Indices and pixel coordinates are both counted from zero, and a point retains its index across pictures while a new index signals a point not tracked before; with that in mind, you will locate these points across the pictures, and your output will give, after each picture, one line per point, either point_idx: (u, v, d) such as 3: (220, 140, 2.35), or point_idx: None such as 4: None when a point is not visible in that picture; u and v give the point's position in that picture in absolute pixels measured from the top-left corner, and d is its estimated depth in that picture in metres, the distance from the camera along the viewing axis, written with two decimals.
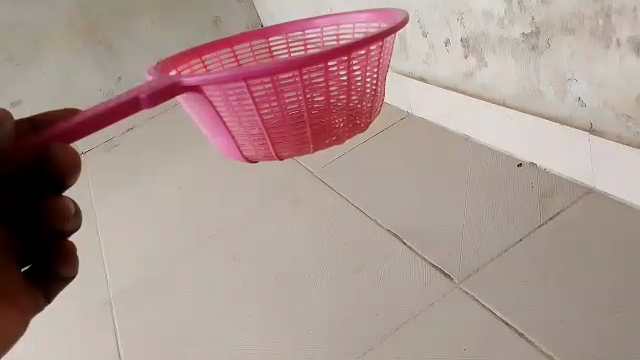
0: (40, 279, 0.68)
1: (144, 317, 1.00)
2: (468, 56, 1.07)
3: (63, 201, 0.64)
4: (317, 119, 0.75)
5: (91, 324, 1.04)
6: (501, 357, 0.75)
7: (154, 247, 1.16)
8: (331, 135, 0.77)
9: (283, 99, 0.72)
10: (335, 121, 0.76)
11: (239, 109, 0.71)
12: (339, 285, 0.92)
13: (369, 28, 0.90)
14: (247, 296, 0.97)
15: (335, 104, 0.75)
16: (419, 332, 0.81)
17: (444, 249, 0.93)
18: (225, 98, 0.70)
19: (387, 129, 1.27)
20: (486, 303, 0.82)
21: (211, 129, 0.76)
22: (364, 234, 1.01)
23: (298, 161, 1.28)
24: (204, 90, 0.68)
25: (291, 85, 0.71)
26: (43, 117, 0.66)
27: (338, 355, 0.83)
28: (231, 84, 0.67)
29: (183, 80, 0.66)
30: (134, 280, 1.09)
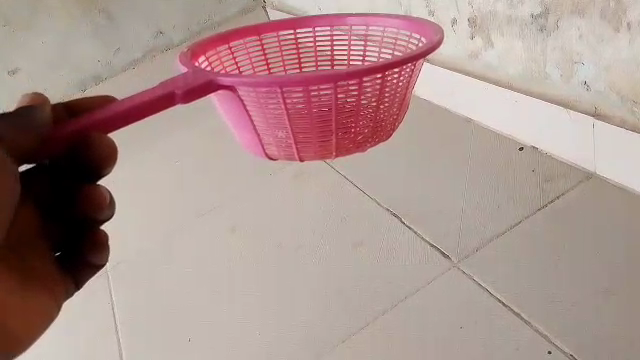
0: (69, 266, 0.68)
1: (141, 287, 1.01)
2: (475, 36, 1.05)
3: (99, 190, 0.64)
4: (343, 129, 0.73)
5: (88, 291, 1.05)
6: (497, 335, 0.76)
7: (151, 221, 1.16)
8: (355, 145, 0.75)
9: (311, 102, 0.69)
10: (359, 133, 0.74)
11: (268, 110, 0.70)
12: (337, 261, 0.93)
13: (399, 34, 0.87)
14: (244, 270, 0.97)
15: (363, 117, 0.73)
16: (414, 310, 0.82)
17: (444, 229, 0.93)
18: (257, 99, 0.68)
19: None
20: (483, 282, 0.83)
21: (238, 123, 0.74)
22: (364, 212, 1.01)
23: None
24: (238, 90, 0.67)
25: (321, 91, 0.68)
26: (78, 103, 0.65)
27: (335, 330, 0.83)
28: (265, 88, 0.66)
29: (218, 79, 0.64)
30: (131, 250, 1.10)
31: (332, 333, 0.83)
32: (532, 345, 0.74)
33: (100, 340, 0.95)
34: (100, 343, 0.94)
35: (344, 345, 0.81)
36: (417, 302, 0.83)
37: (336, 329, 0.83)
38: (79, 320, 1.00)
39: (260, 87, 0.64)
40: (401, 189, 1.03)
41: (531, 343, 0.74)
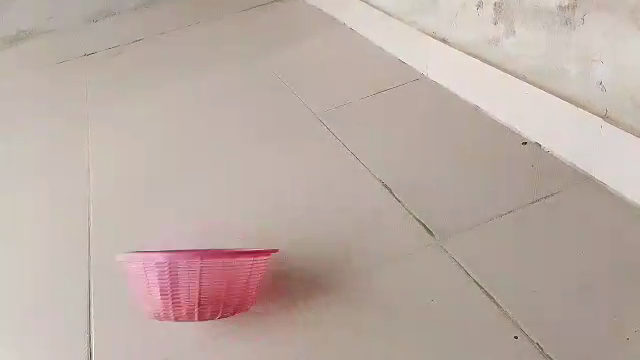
0: None
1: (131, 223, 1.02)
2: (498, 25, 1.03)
3: None
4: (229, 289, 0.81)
5: (76, 213, 1.06)
6: (466, 313, 0.78)
7: (145, 163, 1.15)
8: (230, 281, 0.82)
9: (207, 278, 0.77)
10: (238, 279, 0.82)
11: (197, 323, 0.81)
12: (324, 228, 0.94)
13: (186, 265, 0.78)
14: (232, 222, 0.98)
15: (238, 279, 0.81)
16: (391, 279, 0.85)
17: (433, 207, 0.93)
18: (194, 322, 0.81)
19: (394, 87, 1.22)
20: (462, 263, 0.84)
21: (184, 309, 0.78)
22: (356, 180, 1.02)
23: (301, 99, 1.26)
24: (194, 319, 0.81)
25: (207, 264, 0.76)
26: None
27: (311, 285, 0.86)
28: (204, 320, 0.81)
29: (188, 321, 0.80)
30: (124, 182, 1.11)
31: (311, 292, 0.86)
32: (500, 328, 0.76)
33: (86, 267, 0.95)
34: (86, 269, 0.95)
35: (318, 301, 0.84)
36: (394, 272, 0.86)
37: (314, 289, 0.86)
38: (65, 246, 1.00)
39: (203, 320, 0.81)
40: (398, 165, 1.03)
41: (496, 325, 0.76)
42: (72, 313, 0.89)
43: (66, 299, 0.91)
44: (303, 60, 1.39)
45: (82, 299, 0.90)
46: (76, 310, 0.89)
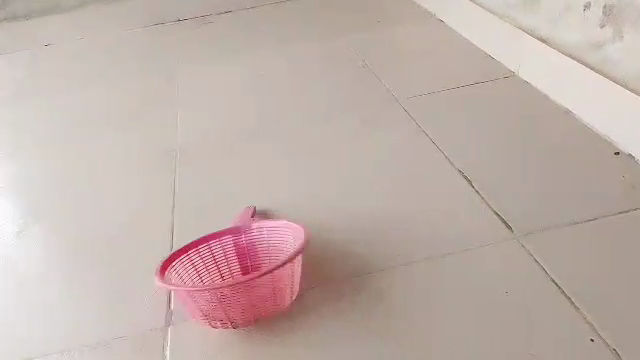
0: None
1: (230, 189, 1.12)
2: (568, 23, 1.11)
3: None
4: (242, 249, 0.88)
5: (186, 175, 1.20)
6: (541, 309, 0.75)
7: (254, 138, 1.29)
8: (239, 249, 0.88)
9: (221, 262, 0.87)
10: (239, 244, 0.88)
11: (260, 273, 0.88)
12: (406, 211, 0.97)
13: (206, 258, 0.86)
14: (320, 198, 1.05)
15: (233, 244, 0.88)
16: (465, 265, 0.84)
17: (516, 205, 0.93)
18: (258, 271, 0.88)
19: (485, 84, 1.31)
20: (541, 261, 0.82)
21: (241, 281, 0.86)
22: (442, 173, 1.05)
23: (390, 89, 1.40)
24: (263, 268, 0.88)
25: (222, 245, 0.87)
26: None
27: (384, 259, 0.88)
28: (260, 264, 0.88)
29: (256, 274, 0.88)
30: (231, 155, 1.24)
31: (381, 267, 0.87)
32: (573, 329, 0.72)
33: (173, 215, 1.08)
34: (173, 216, 1.08)
35: (387, 274, 0.85)
36: (468, 257, 0.85)
37: (386, 264, 0.87)
38: (163, 197, 1.15)
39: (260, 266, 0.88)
40: (485, 161, 1.05)
41: (573, 327, 0.72)
42: (152, 249, 1.00)
43: (149, 236, 1.03)
44: (410, 65, 1.49)
45: (165, 240, 1.02)
46: (157, 247, 1.00)
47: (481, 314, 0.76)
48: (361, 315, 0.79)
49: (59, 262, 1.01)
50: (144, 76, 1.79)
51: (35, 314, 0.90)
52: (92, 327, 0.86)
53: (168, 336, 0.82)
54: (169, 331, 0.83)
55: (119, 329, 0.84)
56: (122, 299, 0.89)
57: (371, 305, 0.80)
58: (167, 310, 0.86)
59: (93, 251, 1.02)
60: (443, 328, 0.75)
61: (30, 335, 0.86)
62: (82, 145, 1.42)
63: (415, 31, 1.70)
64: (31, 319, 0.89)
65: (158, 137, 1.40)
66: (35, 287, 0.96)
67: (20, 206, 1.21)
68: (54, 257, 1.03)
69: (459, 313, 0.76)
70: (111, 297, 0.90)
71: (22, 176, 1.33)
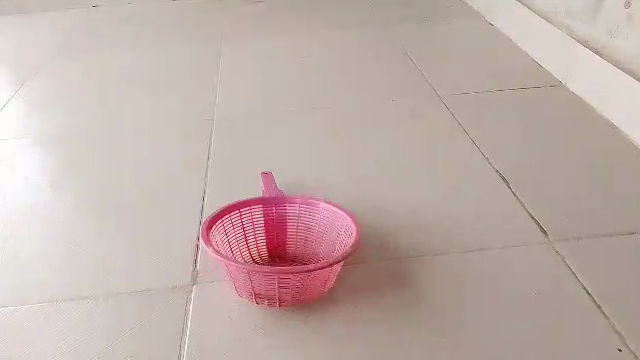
0: None
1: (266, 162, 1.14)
2: (628, 32, 1.12)
3: None
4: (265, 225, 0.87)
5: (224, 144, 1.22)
6: (569, 312, 0.74)
7: (295, 119, 1.31)
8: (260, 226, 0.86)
9: (249, 233, 0.86)
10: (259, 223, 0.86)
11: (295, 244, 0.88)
12: (441, 204, 0.97)
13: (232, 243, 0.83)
14: (355, 180, 1.06)
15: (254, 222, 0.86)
16: (496, 261, 0.83)
17: (552, 211, 0.93)
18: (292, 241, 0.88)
19: (533, 89, 1.35)
20: (573, 267, 0.81)
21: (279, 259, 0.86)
22: (479, 172, 1.05)
23: (432, 82, 1.42)
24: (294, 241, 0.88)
25: (251, 216, 0.86)
26: None
27: (414, 246, 0.88)
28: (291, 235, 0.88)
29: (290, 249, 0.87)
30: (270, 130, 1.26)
31: (412, 255, 0.87)
32: (602, 337, 0.70)
33: (208, 179, 1.09)
34: (206, 181, 1.09)
35: (416, 260, 0.85)
36: (499, 255, 0.85)
37: (417, 253, 0.87)
38: (199, 161, 1.17)
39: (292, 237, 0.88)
40: (525, 167, 1.05)
41: (601, 334, 0.71)
42: (182, 210, 1.02)
43: (182, 198, 1.05)
44: (457, 68, 1.50)
45: (196, 202, 1.03)
46: (189, 208, 1.02)
47: (509, 311, 0.75)
48: (387, 298, 0.79)
49: (91, 210, 1.03)
50: (190, 47, 1.82)
51: (65, 254, 0.92)
52: (119, 274, 0.87)
53: (193, 292, 0.82)
54: (195, 287, 0.83)
55: (145, 279, 0.85)
56: (141, 255, 0.91)
57: (398, 290, 0.80)
58: (194, 269, 0.87)
59: (127, 204, 1.04)
60: (468, 320, 0.74)
61: (58, 272, 0.88)
62: (125, 105, 1.45)
63: (464, 37, 1.71)
64: (59, 258, 0.91)
65: (199, 104, 1.42)
66: (67, 230, 0.98)
67: (60, 154, 1.24)
68: (88, 205, 1.05)
69: (487, 309, 0.75)
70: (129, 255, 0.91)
71: (63, 127, 1.36)
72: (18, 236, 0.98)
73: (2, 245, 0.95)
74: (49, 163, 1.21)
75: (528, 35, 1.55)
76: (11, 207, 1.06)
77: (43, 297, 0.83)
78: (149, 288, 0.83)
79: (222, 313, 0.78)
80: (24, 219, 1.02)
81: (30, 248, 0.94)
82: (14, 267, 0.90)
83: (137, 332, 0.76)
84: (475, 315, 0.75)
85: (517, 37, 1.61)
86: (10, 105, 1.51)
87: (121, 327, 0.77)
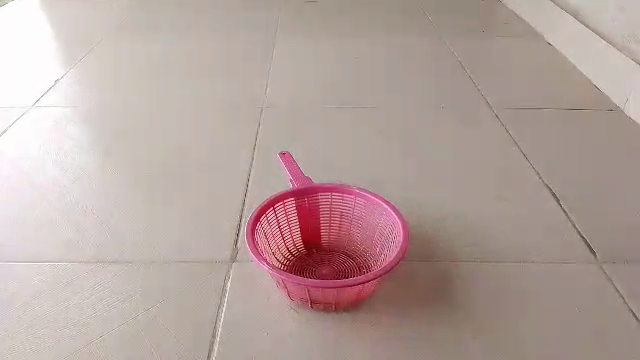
0: None
1: (314, 153, 1.16)
2: None
3: None
4: (299, 218, 0.85)
5: (274, 132, 1.25)
6: (613, 334, 0.74)
7: (344, 115, 1.32)
8: (295, 219, 0.85)
9: (284, 226, 0.84)
10: (293, 216, 0.84)
11: (331, 235, 0.87)
12: (487, 212, 0.97)
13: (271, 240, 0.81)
14: (401, 180, 1.07)
15: (289, 214, 0.84)
16: (540, 275, 0.83)
17: (601, 231, 0.92)
18: (328, 233, 0.87)
19: (590, 109, 1.33)
20: (621, 290, 0.81)
21: (318, 256, 0.85)
22: (527, 185, 1.05)
23: (484, 95, 1.42)
24: (332, 234, 0.87)
25: (286, 209, 0.83)
26: None
27: (458, 249, 0.89)
28: (327, 226, 0.87)
29: (325, 241, 0.87)
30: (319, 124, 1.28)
31: (454, 257, 0.87)
32: None
33: (253, 164, 1.13)
34: (255, 166, 1.12)
35: (458, 264, 0.86)
36: (544, 268, 0.85)
37: (459, 256, 0.87)
38: (248, 146, 1.19)
39: (327, 229, 0.87)
40: (575, 185, 1.04)
41: None
42: (230, 191, 1.04)
43: (227, 179, 1.08)
44: (510, 81, 1.49)
45: (244, 184, 1.06)
46: (234, 189, 1.05)
47: (552, 325, 0.75)
48: (427, 296, 0.80)
49: (139, 180, 1.08)
50: (243, 36, 1.85)
51: (112, 220, 0.97)
52: (164, 245, 0.91)
53: (232, 269, 0.86)
54: (233, 265, 0.87)
55: (187, 252, 0.89)
56: (189, 229, 0.95)
57: (439, 289, 0.81)
58: (237, 248, 0.90)
59: (174, 179, 1.08)
60: (509, 328, 0.75)
61: (105, 236, 0.93)
62: (176, 85, 1.49)
63: (518, 52, 1.70)
64: (108, 226, 0.95)
65: (250, 91, 1.45)
66: (115, 198, 1.03)
67: (112, 124, 1.29)
68: (136, 175, 1.09)
69: (529, 319, 0.76)
70: (178, 229, 0.95)
71: (117, 101, 1.40)
72: (71, 200, 1.02)
73: (57, 209, 0.99)
74: (101, 131, 1.26)
75: (584, 54, 1.54)
76: (63, 169, 1.11)
77: (90, 258, 0.88)
78: (190, 261, 0.88)
79: (262, 292, 0.81)
80: (76, 181, 1.07)
81: (79, 209, 0.99)
82: (64, 226, 0.95)
83: (177, 300, 0.80)
84: (516, 324, 0.75)
85: (572, 55, 1.60)
86: (65, 75, 1.56)
87: (161, 294, 0.81)
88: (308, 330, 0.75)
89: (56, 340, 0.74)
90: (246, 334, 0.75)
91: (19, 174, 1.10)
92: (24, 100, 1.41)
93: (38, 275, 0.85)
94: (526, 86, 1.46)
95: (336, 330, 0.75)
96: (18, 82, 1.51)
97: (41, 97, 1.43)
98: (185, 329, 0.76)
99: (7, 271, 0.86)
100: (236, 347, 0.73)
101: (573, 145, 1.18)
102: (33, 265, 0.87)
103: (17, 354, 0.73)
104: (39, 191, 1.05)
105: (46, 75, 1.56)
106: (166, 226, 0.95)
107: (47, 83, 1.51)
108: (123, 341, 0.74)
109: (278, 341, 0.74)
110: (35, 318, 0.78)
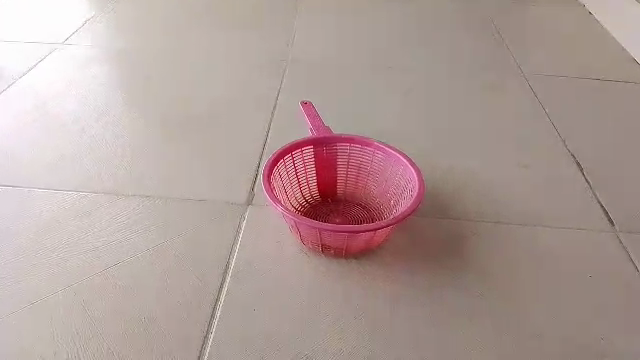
0: None
1: (338, 107, 1.16)
2: None
3: None
4: (316, 167, 0.85)
5: (299, 84, 1.25)
6: (624, 302, 0.74)
7: (370, 72, 1.31)
8: (312, 168, 0.85)
9: (301, 174, 0.85)
10: (310, 165, 0.85)
11: (347, 187, 0.87)
12: (507, 177, 0.97)
13: (287, 187, 0.82)
14: (423, 139, 1.06)
15: (306, 163, 0.84)
16: (555, 241, 0.83)
17: (622, 204, 0.92)
18: (344, 184, 0.87)
19: (625, 83, 1.30)
20: (636, 261, 0.81)
21: (333, 206, 0.86)
22: (551, 154, 1.03)
23: (515, 61, 1.38)
24: (348, 185, 0.87)
25: (303, 157, 0.83)
26: None
27: (474, 210, 0.89)
28: (343, 178, 0.87)
29: (341, 192, 0.88)
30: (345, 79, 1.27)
31: (470, 217, 0.87)
32: None
33: (275, 112, 1.13)
34: (278, 115, 1.12)
35: (474, 223, 0.86)
36: (559, 234, 0.84)
37: (475, 217, 0.87)
38: (273, 96, 1.19)
39: (343, 180, 0.87)
40: (600, 158, 1.03)
41: None
42: (252, 137, 1.05)
43: (249, 126, 1.09)
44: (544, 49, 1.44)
45: (266, 132, 1.07)
46: (255, 136, 1.06)
47: (562, 289, 0.75)
48: (441, 251, 0.81)
49: (161, 121, 1.09)
50: None
51: (133, 157, 0.99)
52: (183, 184, 0.93)
53: (248, 211, 0.87)
54: (249, 207, 0.88)
55: (206, 192, 0.91)
56: (209, 171, 0.96)
57: (452, 246, 0.81)
58: (254, 192, 0.92)
59: (196, 123, 1.09)
60: (520, 289, 0.75)
61: (125, 171, 0.95)
62: (203, 33, 1.49)
63: (555, 20, 1.64)
64: (130, 163, 0.97)
65: (276, 44, 1.44)
66: (138, 137, 1.04)
67: (138, 67, 1.29)
68: (159, 116, 1.10)
69: (540, 282, 0.76)
70: (198, 170, 0.96)
71: (145, 45, 1.40)
72: (96, 137, 1.04)
73: (83, 144, 1.01)
74: (126, 73, 1.27)
75: (626, 28, 1.49)
76: (90, 107, 1.13)
77: (109, 191, 0.90)
78: (208, 200, 0.89)
79: (277, 235, 0.83)
80: (100, 119, 1.09)
81: (102, 145, 1.01)
82: (87, 159, 0.98)
83: (192, 235, 0.82)
84: (527, 286, 0.76)
85: (613, 27, 1.55)
86: (94, 17, 1.57)
87: (177, 228, 0.84)
88: (320, 274, 0.76)
89: (73, 263, 0.77)
90: (259, 272, 0.77)
91: (45, 109, 1.12)
92: (53, 38, 1.42)
93: (59, 204, 0.88)
94: (560, 54, 1.42)
95: (348, 276, 0.76)
96: (48, 21, 1.52)
97: (69, 36, 1.44)
98: (198, 263, 0.78)
99: (30, 198, 0.89)
100: (248, 284, 0.75)
101: (603, 118, 1.15)
102: (57, 195, 0.89)
103: (37, 273, 0.76)
104: (65, 126, 1.07)
105: (75, 16, 1.57)
106: (187, 167, 0.97)
107: (76, 24, 1.51)
108: (138, 268, 0.77)
109: (290, 282, 0.75)
110: (55, 242, 0.81)
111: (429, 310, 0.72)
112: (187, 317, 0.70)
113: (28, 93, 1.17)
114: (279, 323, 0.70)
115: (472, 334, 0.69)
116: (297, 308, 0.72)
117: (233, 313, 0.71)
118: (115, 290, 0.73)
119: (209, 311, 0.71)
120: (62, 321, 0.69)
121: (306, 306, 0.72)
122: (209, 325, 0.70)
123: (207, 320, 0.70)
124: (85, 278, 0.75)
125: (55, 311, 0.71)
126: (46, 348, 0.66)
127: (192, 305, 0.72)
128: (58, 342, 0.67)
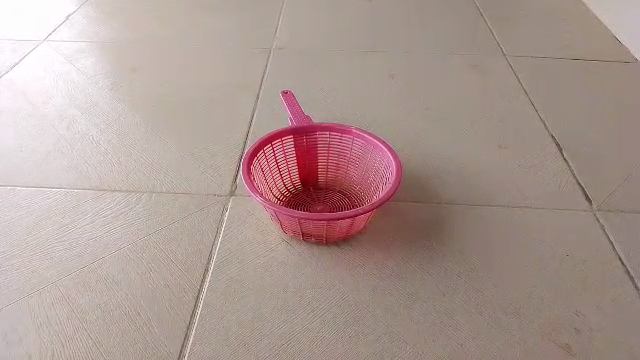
0: None
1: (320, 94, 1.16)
2: None
3: None
4: (298, 157, 0.86)
5: (281, 72, 1.25)
6: (599, 277, 0.76)
7: (352, 58, 1.31)
8: (294, 157, 0.86)
9: (282, 164, 0.85)
10: (292, 156, 0.85)
11: (329, 175, 0.89)
12: (487, 158, 0.98)
13: (269, 177, 0.83)
14: (404, 123, 1.07)
15: (287, 153, 0.85)
16: (533, 220, 0.85)
17: (599, 182, 0.93)
18: (326, 172, 0.89)
19: (607, 62, 1.30)
20: (612, 237, 0.82)
21: (315, 194, 0.87)
22: (531, 135, 1.04)
23: (499, 44, 1.38)
24: (329, 173, 0.89)
25: (284, 147, 0.84)
26: None
27: (454, 193, 0.90)
28: (325, 166, 0.88)
29: (323, 180, 0.89)
30: (327, 66, 1.27)
31: (451, 201, 0.88)
32: (628, 304, 0.72)
33: (257, 102, 1.13)
34: (261, 104, 1.13)
35: (453, 206, 0.87)
36: (537, 214, 0.86)
37: (455, 200, 0.88)
38: (256, 85, 1.19)
39: (325, 168, 0.88)
40: (580, 138, 1.04)
41: (627, 301, 0.73)
42: (235, 127, 1.06)
43: (232, 116, 1.09)
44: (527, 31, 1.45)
45: (249, 122, 1.07)
46: (239, 127, 1.06)
47: (538, 268, 0.77)
48: (422, 235, 0.81)
49: (144, 115, 1.09)
50: None
51: (117, 151, 0.99)
52: (166, 177, 0.93)
53: (230, 202, 0.88)
54: (232, 198, 0.89)
55: (190, 184, 0.92)
56: (192, 162, 0.97)
57: (433, 230, 0.82)
58: (237, 182, 0.92)
59: (179, 115, 1.09)
60: (499, 271, 0.76)
61: (109, 166, 0.95)
62: (187, 23, 1.47)
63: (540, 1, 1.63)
64: (115, 157, 0.97)
65: (260, 32, 1.43)
66: (122, 130, 1.04)
67: (122, 61, 1.29)
68: (142, 109, 1.11)
69: (519, 263, 0.77)
70: (183, 163, 0.97)
71: (128, 38, 1.40)
72: (80, 132, 1.04)
73: (67, 140, 1.02)
74: (110, 67, 1.26)
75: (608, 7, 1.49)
76: (74, 101, 1.13)
77: (93, 186, 0.91)
78: (192, 193, 0.90)
79: (260, 224, 0.84)
80: (83, 114, 1.09)
81: (86, 140, 1.02)
82: (71, 155, 0.98)
83: (177, 228, 0.83)
84: (506, 267, 0.77)
85: (596, 6, 1.55)
86: (77, 11, 1.55)
87: (161, 222, 0.84)
88: (303, 262, 0.77)
89: (58, 259, 0.78)
90: (241, 261, 0.78)
91: (29, 105, 1.12)
92: (36, 34, 1.41)
93: (44, 200, 0.88)
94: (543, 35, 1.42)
95: (330, 262, 0.77)
96: (31, 17, 1.50)
97: (51, 32, 1.42)
98: (182, 255, 0.79)
99: (14, 196, 0.89)
100: (232, 274, 0.76)
101: (584, 97, 1.16)
102: (42, 191, 0.90)
103: (24, 268, 0.77)
104: (49, 122, 1.07)
105: (58, 11, 1.55)
106: (171, 160, 0.97)
107: (59, 19, 1.50)
108: (122, 262, 0.77)
109: (271, 270, 0.77)
110: (40, 239, 0.81)
111: (410, 294, 0.73)
112: (171, 308, 0.72)
113: (12, 91, 1.16)
114: (262, 312, 0.71)
115: (451, 315, 0.71)
116: (280, 296, 0.73)
117: (216, 303, 0.72)
118: (100, 285, 0.74)
119: (192, 303, 0.72)
120: (47, 316, 0.71)
121: (288, 294, 0.73)
122: (192, 316, 0.71)
123: (191, 310, 0.71)
124: (70, 273, 0.76)
125: (40, 307, 0.72)
126: (33, 343, 0.68)
127: (176, 297, 0.73)
128: (45, 336, 0.68)
